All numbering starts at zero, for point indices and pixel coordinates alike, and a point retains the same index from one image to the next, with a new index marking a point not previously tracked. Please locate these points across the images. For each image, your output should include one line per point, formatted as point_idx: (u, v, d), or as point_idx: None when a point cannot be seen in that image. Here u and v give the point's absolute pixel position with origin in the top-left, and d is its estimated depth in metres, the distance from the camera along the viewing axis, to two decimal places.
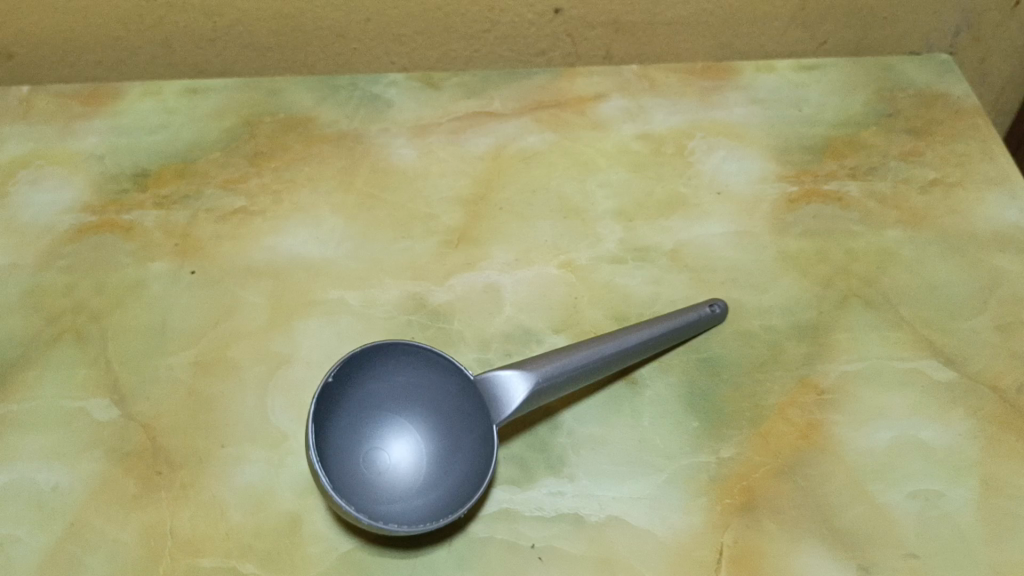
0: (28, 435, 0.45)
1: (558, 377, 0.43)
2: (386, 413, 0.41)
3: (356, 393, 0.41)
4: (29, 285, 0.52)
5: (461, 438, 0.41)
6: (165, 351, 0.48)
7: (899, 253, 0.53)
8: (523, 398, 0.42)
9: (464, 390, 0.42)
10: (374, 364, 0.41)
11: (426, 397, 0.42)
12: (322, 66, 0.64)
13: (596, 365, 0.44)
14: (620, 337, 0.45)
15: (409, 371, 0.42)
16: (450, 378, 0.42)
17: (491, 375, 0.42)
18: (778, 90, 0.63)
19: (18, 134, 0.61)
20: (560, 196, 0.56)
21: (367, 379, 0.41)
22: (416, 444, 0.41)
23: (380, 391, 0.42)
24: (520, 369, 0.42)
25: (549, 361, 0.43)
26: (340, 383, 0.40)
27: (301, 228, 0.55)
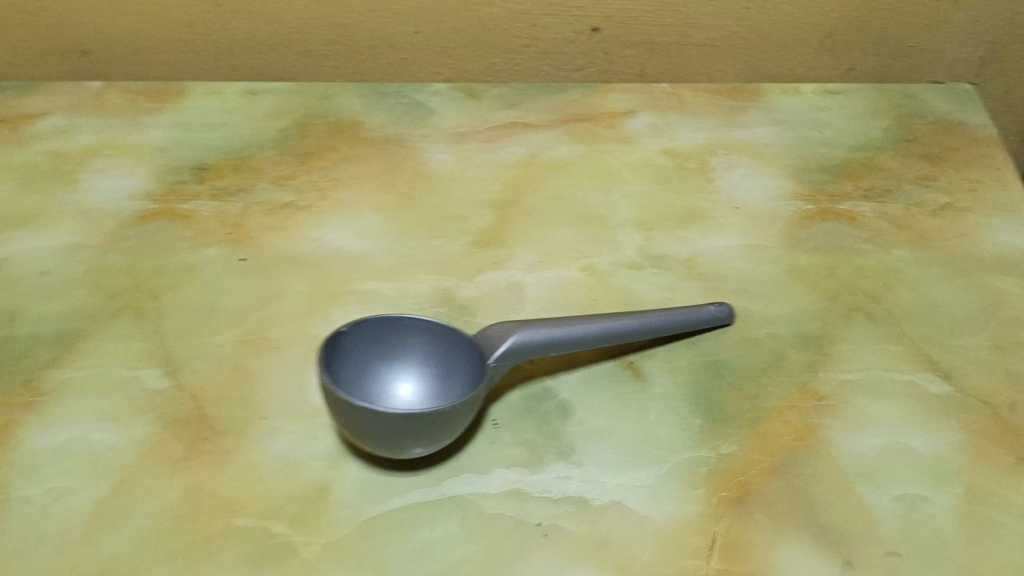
0: (87, 399, 0.49)
1: (541, 338, 0.48)
2: (397, 357, 0.47)
3: (372, 339, 0.47)
4: (95, 263, 0.56)
5: (459, 385, 0.46)
6: (214, 329, 0.53)
7: (904, 272, 0.56)
8: (506, 352, 0.47)
9: (467, 347, 0.47)
10: (391, 317, 0.47)
11: (434, 349, 0.47)
12: (371, 74, 0.71)
13: (581, 338, 0.49)
14: (609, 318, 0.50)
15: (421, 326, 0.47)
16: (456, 336, 0.47)
17: (488, 334, 0.47)
18: (804, 112, 0.68)
19: (91, 126, 0.67)
20: (585, 204, 0.60)
21: (384, 330, 0.47)
22: (420, 384, 0.46)
23: (394, 339, 0.47)
24: (512, 327, 0.48)
25: (538, 326, 0.48)
26: (358, 328, 0.47)
27: (343, 223, 0.59)
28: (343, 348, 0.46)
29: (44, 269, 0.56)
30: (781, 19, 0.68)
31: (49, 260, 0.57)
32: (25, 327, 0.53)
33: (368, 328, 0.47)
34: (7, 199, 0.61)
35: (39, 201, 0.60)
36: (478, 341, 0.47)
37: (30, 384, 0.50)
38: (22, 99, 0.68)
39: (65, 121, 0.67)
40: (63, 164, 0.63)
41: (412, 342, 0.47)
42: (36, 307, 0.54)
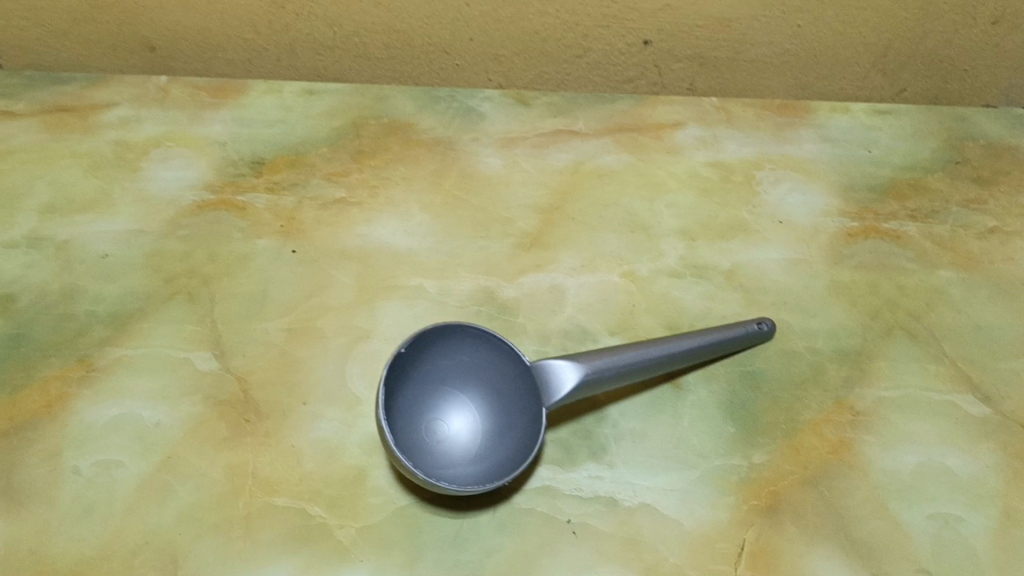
0: (138, 377, 0.51)
1: (604, 370, 0.47)
2: (449, 390, 0.47)
3: (424, 368, 0.46)
4: (153, 249, 0.59)
5: (514, 419, 0.46)
6: (262, 316, 0.54)
7: (948, 293, 0.55)
8: (570, 386, 0.45)
9: (521, 374, 0.46)
10: (442, 343, 0.46)
11: (487, 378, 0.47)
12: (425, 79, 0.73)
13: (642, 366, 0.48)
14: (667, 343, 0.49)
15: (473, 354, 0.47)
16: (509, 362, 0.46)
17: (546, 362, 0.46)
18: (851, 131, 0.67)
19: (155, 118, 0.69)
20: (629, 212, 0.61)
21: (435, 355, 0.46)
22: (473, 421, 0.46)
23: (446, 369, 0.47)
24: (574, 360, 0.46)
25: (599, 358, 0.47)
26: (411, 355, 0.46)
27: (392, 220, 0.61)
28: (397, 380, 0.45)
29: (104, 252, 0.58)
30: (836, 39, 0.68)
31: (109, 244, 0.59)
32: (84, 306, 0.55)
33: (420, 354, 0.46)
34: (74, 184, 0.63)
35: (103, 188, 0.63)
36: (536, 368, 0.46)
37: (86, 360, 0.52)
38: (92, 90, 0.71)
39: (130, 113, 0.70)
40: (127, 153, 0.66)
41: (464, 370, 0.47)
42: (95, 288, 0.56)
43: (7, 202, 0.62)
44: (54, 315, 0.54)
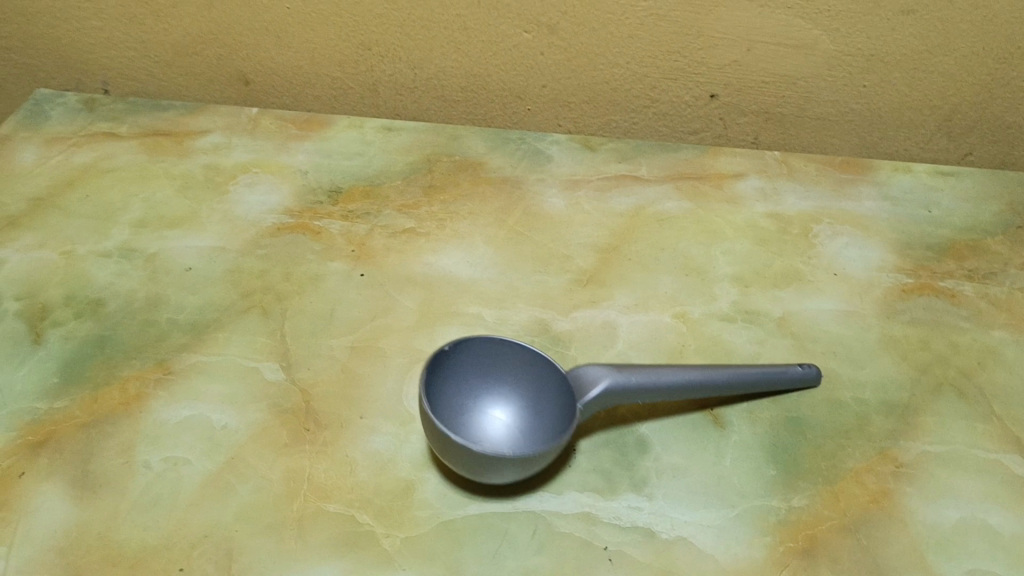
0: (210, 382, 0.54)
1: (634, 381, 0.49)
2: (490, 387, 0.49)
3: (469, 366, 0.49)
4: (233, 265, 0.63)
5: (549, 421, 0.48)
6: (328, 333, 0.57)
7: (1001, 353, 0.56)
8: (597, 391, 0.48)
9: (560, 383, 0.49)
10: (488, 346, 0.50)
11: (528, 382, 0.49)
12: (499, 121, 0.77)
13: (674, 385, 0.50)
14: (701, 368, 0.51)
15: (516, 361, 0.50)
16: (550, 372, 0.49)
17: (580, 372, 0.49)
18: (911, 191, 0.69)
19: (244, 145, 0.74)
20: (686, 256, 0.63)
21: (481, 356, 0.50)
22: (512, 418, 0.48)
23: (488, 366, 0.50)
24: (606, 370, 0.49)
25: (631, 370, 0.49)
26: (457, 353, 0.49)
27: (457, 251, 0.64)
28: (441, 372, 0.48)
29: (188, 265, 0.63)
30: (898, 100, 0.70)
31: (194, 258, 0.63)
32: (167, 314, 0.59)
33: (467, 352, 0.49)
34: (165, 202, 0.68)
35: (192, 207, 0.68)
36: (571, 377, 0.49)
37: (164, 364, 0.55)
38: (189, 118, 0.77)
39: (222, 139, 0.74)
40: (216, 177, 0.71)
41: (507, 372, 0.49)
42: (178, 297, 0.60)
43: (104, 215, 0.67)
44: (138, 320, 0.58)
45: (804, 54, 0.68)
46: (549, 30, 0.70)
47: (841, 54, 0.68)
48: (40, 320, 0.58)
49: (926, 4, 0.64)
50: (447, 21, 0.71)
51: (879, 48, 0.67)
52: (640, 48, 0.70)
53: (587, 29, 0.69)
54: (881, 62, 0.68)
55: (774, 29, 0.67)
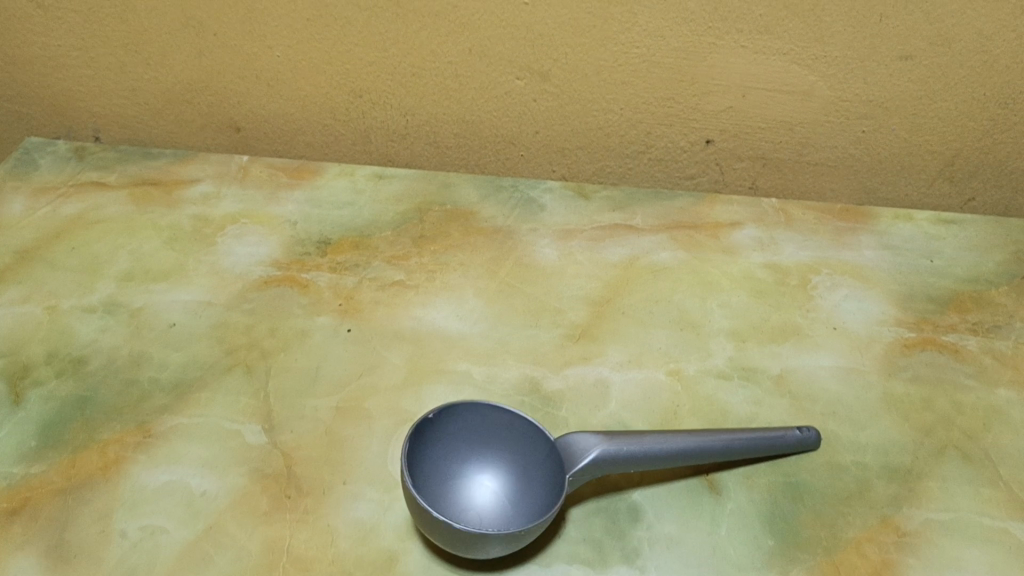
0: (191, 446, 0.53)
1: (625, 450, 0.47)
2: (474, 459, 0.48)
3: (452, 437, 0.48)
4: (218, 320, 0.61)
5: (538, 496, 0.46)
6: (313, 393, 0.56)
7: (1007, 413, 0.54)
8: (587, 460, 0.46)
9: (548, 453, 0.47)
10: (471, 413, 0.48)
11: (514, 454, 0.48)
12: (492, 167, 0.76)
13: (669, 454, 0.48)
14: (697, 434, 0.49)
15: (500, 431, 0.48)
16: (538, 443, 0.48)
17: (569, 439, 0.48)
18: (912, 240, 0.67)
19: (234, 195, 0.73)
20: (680, 309, 0.61)
21: (463, 426, 0.48)
22: (499, 494, 0.47)
23: (476, 434, 0.48)
24: (597, 438, 0.48)
25: (622, 438, 0.48)
26: (442, 424, 0.48)
27: (446, 305, 0.62)
28: (424, 444, 0.47)
29: (173, 321, 0.61)
30: (898, 145, 0.69)
31: (179, 313, 0.62)
32: (149, 373, 0.58)
33: (451, 421, 0.48)
34: (152, 255, 0.67)
35: (179, 259, 0.67)
36: (561, 445, 0.47)
37: (144, 426, 0.54)
38: (178, 167, 0.76)
39: (211, 189, 0.73)
40: (204, 228, 0.69)
41: (492, 441, 0.48)
42: (161, 355, 0.59)
43: (90, 268, 0.66)
44: (120, 380, 0.57)
45: (801, 100, 0.67)
46: (542, 77, 0.69)
47: (839, 100, 0.67)
48: (20, 379, 0.57)
49: (924, 50, 0.63)
50: (438, 69, 0.70)
51: (878, 93, 0.66)
52: (634, 94, 0.69)
53: (580, 75, 0.68)
54: (880, 108, 0.67)
55: (770, 75, 0.66)
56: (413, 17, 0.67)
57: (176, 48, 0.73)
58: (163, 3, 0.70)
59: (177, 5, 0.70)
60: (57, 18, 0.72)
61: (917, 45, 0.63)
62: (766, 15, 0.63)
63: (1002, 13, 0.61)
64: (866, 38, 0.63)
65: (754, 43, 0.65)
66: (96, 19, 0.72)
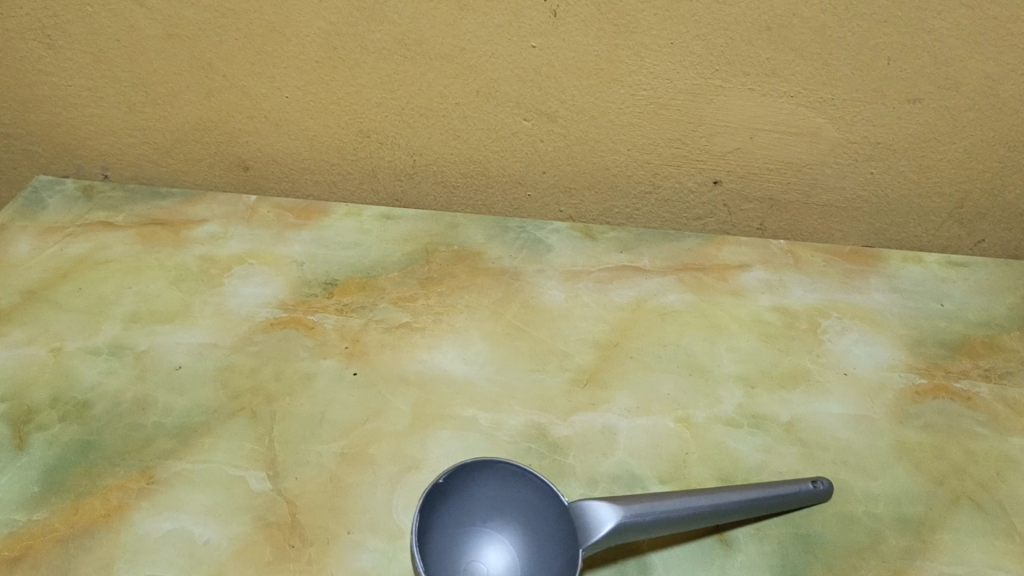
0: (194, 492, 0.52)
1: (643, 517, 0.46)
2: (485, 518, 0.47)
3: (464, 497, 0.47)
4: (223, 363, 0.61)
5: (549, 559, 0.45)
6: (318, 438, 0.55)
7: (1021, 462, 0.53)
8: (606, 530, 0.45)
9: (558, 513, 0.46)
10: (481, 473, 0.47)
11: (526, 512, 0.47)
12: (499, 207, 0.76)
13: (685, 516, 0.47)
14: (711, 493, 0.48)
15: (512, 490, 0.47)
16: (549, 502, 0.46)
17: (584, 504, 0.46)
18: (922, 283, 0.67)
19: (240, 235, 0.73)
20: (688, 353, 0.61)
21: (475, 485, 0.47)
22: (509, 556, 0.46)
23: (486, 492, 0.47)
24: (613, 505, 0.46)
25: (638, 502, 0.46)
26: (450, 486, 0.47)
27: (453, 348, 0.62)
28: (432, 508, 0.46)
29: (178, 363, 0.61)
30: (907, 187, 0.68)
31: (184, 355, 0.62)
32: (154, 417, 0.57)
33: (462, 481, 0.47)
34: (158, 296, 0.67)
35: (185, 300, 0.66)
36: (576, 510, 0.45)
37: (148, 472, 0.53)
38: (186, 207, 0.76)
39: (218, 229, 0.73)
40: (211, 269, 0.69)
41: (502, 499, 0.47)
42: (166, 399, 0.58)
43: (96, 309, 0.66)
44: (124, 424, 0.57)
45: (809, 142, 0.67)
46: (549, 117, 0.69)
47: (847, 141, 0.66)
48: (23, 422, 0.56)
49: (932, 93, 0.63)
50: (445, 110, 0.70)
51: (886, 135, 0.66)
52: (641, 135, 0.69)
53: (587, 117, 0.69)
54: (888, 149, 0.66)
55: (777, 117, 0.66)
56: (421, 59, 0.68)
57: (185, 89, 0.73)
58: (171, 44, 0.70)
59: (186, 46, 0.70)
60: (66, 58, 0.73)
61: (926, 88, 0.63)
62: (773, 59, 0.63)
63: (1010, 57, 0.61)
64: (874, 82, 0.63)
65: (761, 86, 0.65)
66: (105, 59, 0.72)
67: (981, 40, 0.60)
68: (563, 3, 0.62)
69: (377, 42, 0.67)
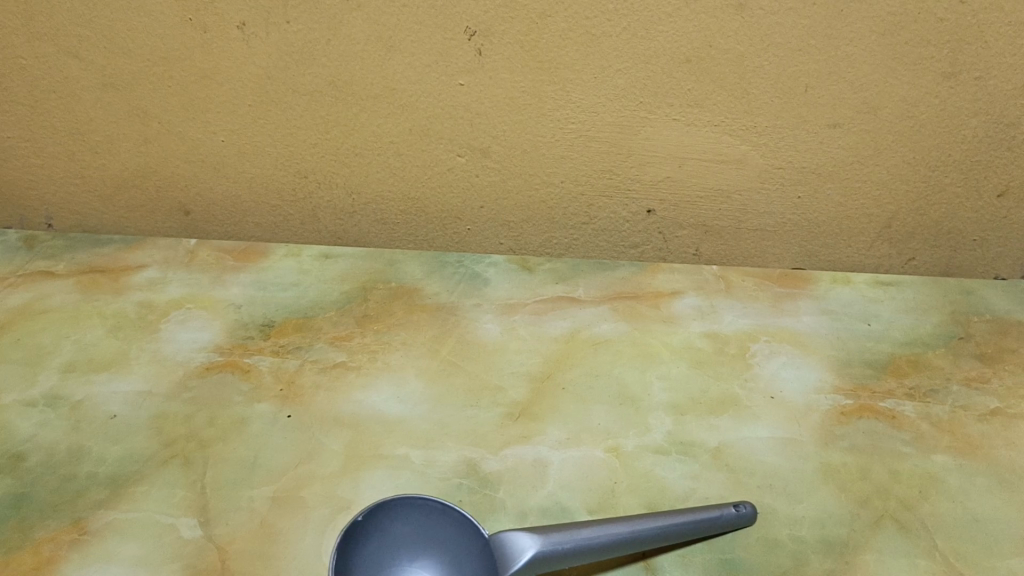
0: (124, 542, 0.52)
1: (563, 546, 0.46)
2: (409, 548, 0.48)
3: (384, 533, 0.48)
4: (158, 411, 0.61)
5: None
6: (251, 483, 0.55)
7: (944, 480, 0.54)
8: (524, 560, 0.45)
9: (482, 546, 0.47)
10: (404, 508, 0.48)
11: (450, 547, 0.48)
12: (440, 242, 0.76)
13: (606, 543, 0.47)
14: (633, 520, 0.48)
15: (434, 525, 0.48)
16: (473, 536, 0.47)
17: (502, 535, 0.47)
18: (850, 304, 0.69)
19: (180, 280, 0.74)
20: (620, 383, 0.62)
21: (396, 522, 0.48)
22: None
23: (413, 527, 0.48)
24: (532, 536, 0.46)
25: (557, 531, 0.47)
26: (371, 523, 0.47)
27: (387, 386, 0.62)
28: (354, 545, 0.46)
29: (113, 412, 0.61)
30: (837, 209, 0.70)
31: (119, 404, 0.62)
32: (87, 467, 0.57)
33: (383, 518, 0.48)
34: (97, 344, 0.67)
35: (123, 348, 0.67)
36: (496, 541, 0.47)
37: (78, 523, 0.53)
38: (126, 253, 0.77)
39: (158, 274, 0.74)
40: (149, 315, 0.70)
41: (428, 533, 0.48)
42: (100, 448, 0.58)
43: (34, 360, 0.66)
44: (56, 475, 0.56)
45: (736, 169, 0.68)
46: (482, 153, 0.70)
47: (772, 167, 0.68)
48: None
49: (852, 117, 0.64)
50: (380, 149, 0.71)
51: (810, 160, 0.67)
52: (573, 167, 0.70)
53: (520, 151, 0.69)
54: (814, 174, 0.68)
55: (704, 146, 0.67)
56: (352, 100, 0.68)
57: (123, 136, 0.73)
58: (106, 93, 0.71)
59: (121, 96, 0.71)
60: (3, 111, 0.72)
61: (845, 113, 0.64)
62: (695, 90, 0.64)
63: (923, 80, 0.62)
64: (794, 109, 0.64)
65: (686, 116, 0.66)
66: (42, 110, 0.72)
67: (895, 64, 0.62)
68: (487, 42, 0.64)
69: (308, 85, 0.68)
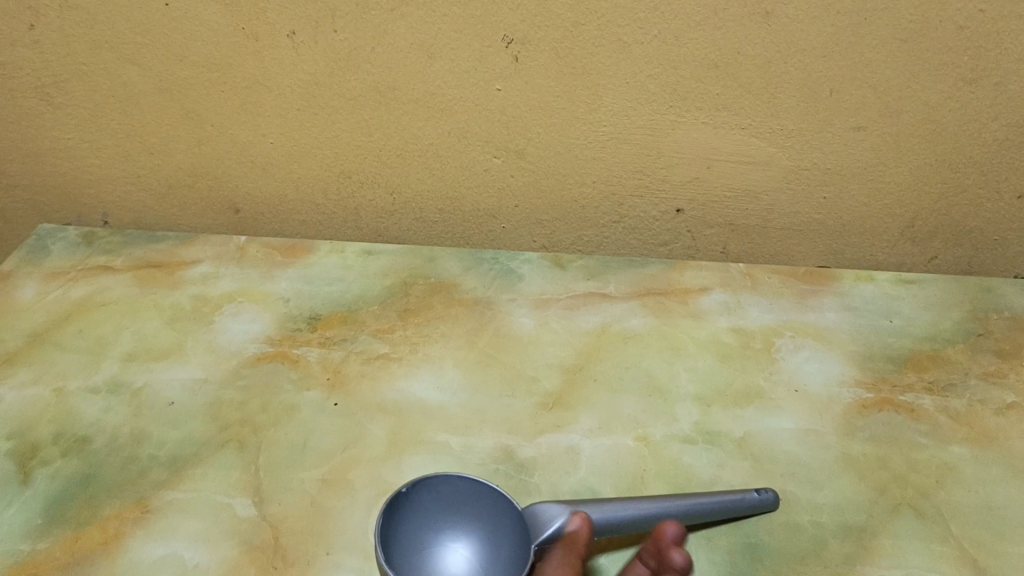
0: (186, 519, 0.56)
1: (591, 517, 0.50)
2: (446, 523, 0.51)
3: (423, 506, 0.51)
4: (214, 398, 0.65)
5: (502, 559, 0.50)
6: (301, 466, 0.59)
7: (959, 470, 0.56)
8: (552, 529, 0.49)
9: (514, 522, 0.50)
10: (443, 484, 0.52)
11: (483, 523, 0.51)
12: (476, 239, 0.80)
13: (632, 518, 0.51)
14: (661, 500, 0.52)
15: (469, 503, 0.51)
16: (506, 511, 0.51)
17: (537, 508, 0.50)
18: (873, 301, 0.71)
19: (231, 274, 0.78)
20: (649, 374, 0.64)
21: (429, 496, 0.52)
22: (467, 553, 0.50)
23: (449, 503, 0.52)
24: (563, 507, 0.50)
25: (587, 505, 0.51)
26: (412, 496, 0.51)
27: (428, 376, 0.66)
28: (396, 514, 0.51)
29: (172, 399, 0.65)
30: (861, 209, 0.72)
31: (177, 391, 0.66)
32: (149, 450, 0.61)
33: (423, 493, 0.52)
34: (155, 335, 0.71)
35: (179, 339, 0.71)
36: (529, 513, 0.50)
37: (143, 501, 0.57)
38: (179, 249, 0.81)
39: (211, 269, 0.78)
40: (203, 308, 0.74)
41: (463, 509, 0.51)
42: (161, 432, 0.62)
43: (97, 350, 0.70)
44: (121, 457, 0.60)
45: (762, 170, 0.70)
46: (517, 155, 0.73)
47: (798, 168, 0.70)
48: (28, 458, 0.60)
49: (875, 121, 0.67)
50: (420, 151, 0.74)
51: (835, 162, 0.69)
52: (605, 168, 0.73)
53: (554, 153, 0.72)
54: (839, 175, 0.70)
55: (731, 148, 0.70)
56: (395, 104, 0.71)
57: (176, 138, 0.77)
58: (162, 97, 0.74)
59: (175, 100, 0.74)
60: (65, 115, 0.77)
61: (868, 117, 0.67)
62: (723, 94, 0.67)
63: (944, 85, 0.64)
64: (819, 112, 0.67)
65: (714, 119, 0.68)
66: (102, 114, 0.76)
67: (917, 70, 0.64)
68: (523, 49, 0.67)
69: (353, 90, 0.71)
